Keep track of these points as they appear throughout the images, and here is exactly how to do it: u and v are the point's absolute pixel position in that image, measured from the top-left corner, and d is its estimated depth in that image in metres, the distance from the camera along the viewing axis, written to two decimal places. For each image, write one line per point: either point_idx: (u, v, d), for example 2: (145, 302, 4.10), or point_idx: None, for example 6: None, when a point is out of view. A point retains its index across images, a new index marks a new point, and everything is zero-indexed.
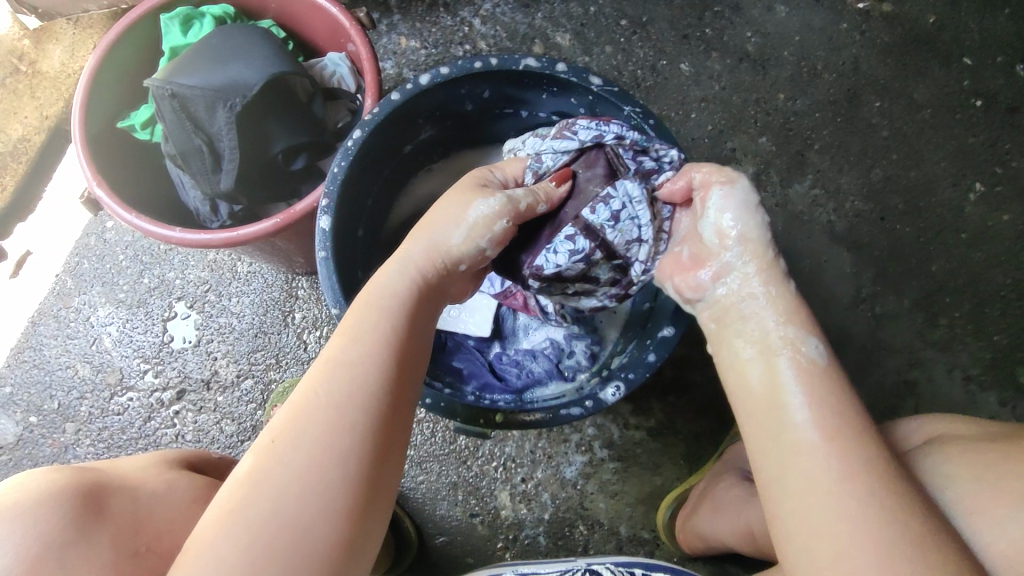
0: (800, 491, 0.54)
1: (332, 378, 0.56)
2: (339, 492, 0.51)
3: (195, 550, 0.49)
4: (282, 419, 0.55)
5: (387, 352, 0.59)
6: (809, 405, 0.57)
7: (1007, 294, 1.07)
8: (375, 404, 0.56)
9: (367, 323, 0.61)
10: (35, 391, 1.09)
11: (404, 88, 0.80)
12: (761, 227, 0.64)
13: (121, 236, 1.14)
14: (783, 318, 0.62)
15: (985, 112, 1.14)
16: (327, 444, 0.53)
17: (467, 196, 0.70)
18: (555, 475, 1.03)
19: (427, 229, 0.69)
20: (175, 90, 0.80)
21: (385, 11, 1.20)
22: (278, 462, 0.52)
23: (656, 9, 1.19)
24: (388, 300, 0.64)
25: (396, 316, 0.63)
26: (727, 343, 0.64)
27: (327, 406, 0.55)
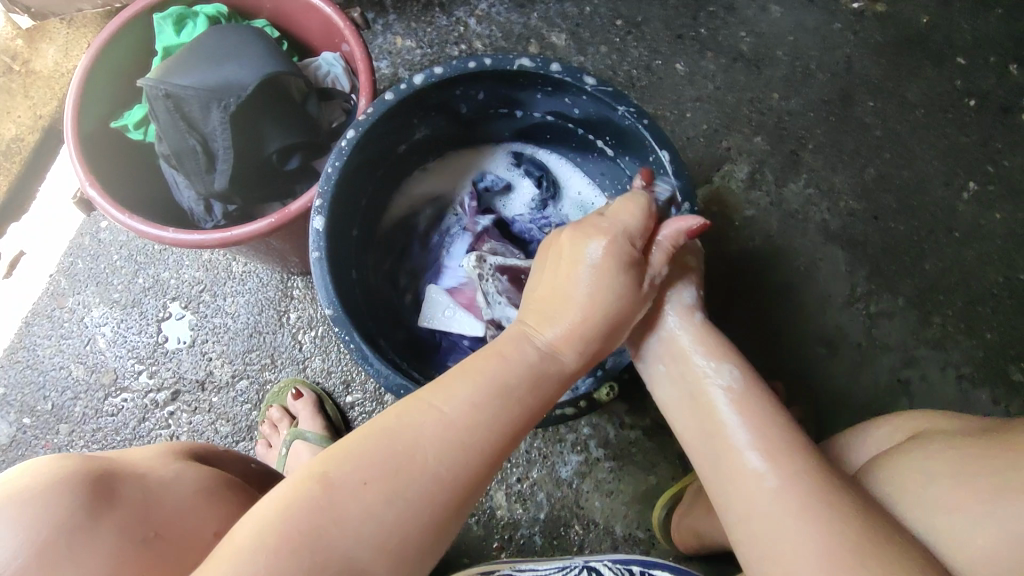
0: (747, 511, 0.57)
1: (439, 419, 0.54)
2: (415, 532, 0.51)
3: (248, 548, 0.48)
4: (389, 458, 0.52)
5: (502, 409, 0.57)
6: (747, 428, 0.60)
7: (999, 293, 1.07)
8: (474, 483, 0.54)
9: (499, 395, 0.57)
10: (29, 392, 1.09)
11: (398, 87, 0.79)
12: (662, 266, 0.69)
13: (115, 235, 1.14)
14: (699, 351, 0.66)
15: (979, 112, 1.14)
16: (420, 486, 0.52)
17: (611, 279, 0.63)
18: (550, 475, 1.03)
19: (579, 287, 0.63)
20: (169, 90, 0.80)
21: (380, 11, 1.19)
22: (365, 507, 0.50)
23: (651, 9, 1.19)
24: (526, 372, 0.59)
25: (533, 397, 0.59)
26: (659, 379, 0.68)
27: (434, 445, 0.53)
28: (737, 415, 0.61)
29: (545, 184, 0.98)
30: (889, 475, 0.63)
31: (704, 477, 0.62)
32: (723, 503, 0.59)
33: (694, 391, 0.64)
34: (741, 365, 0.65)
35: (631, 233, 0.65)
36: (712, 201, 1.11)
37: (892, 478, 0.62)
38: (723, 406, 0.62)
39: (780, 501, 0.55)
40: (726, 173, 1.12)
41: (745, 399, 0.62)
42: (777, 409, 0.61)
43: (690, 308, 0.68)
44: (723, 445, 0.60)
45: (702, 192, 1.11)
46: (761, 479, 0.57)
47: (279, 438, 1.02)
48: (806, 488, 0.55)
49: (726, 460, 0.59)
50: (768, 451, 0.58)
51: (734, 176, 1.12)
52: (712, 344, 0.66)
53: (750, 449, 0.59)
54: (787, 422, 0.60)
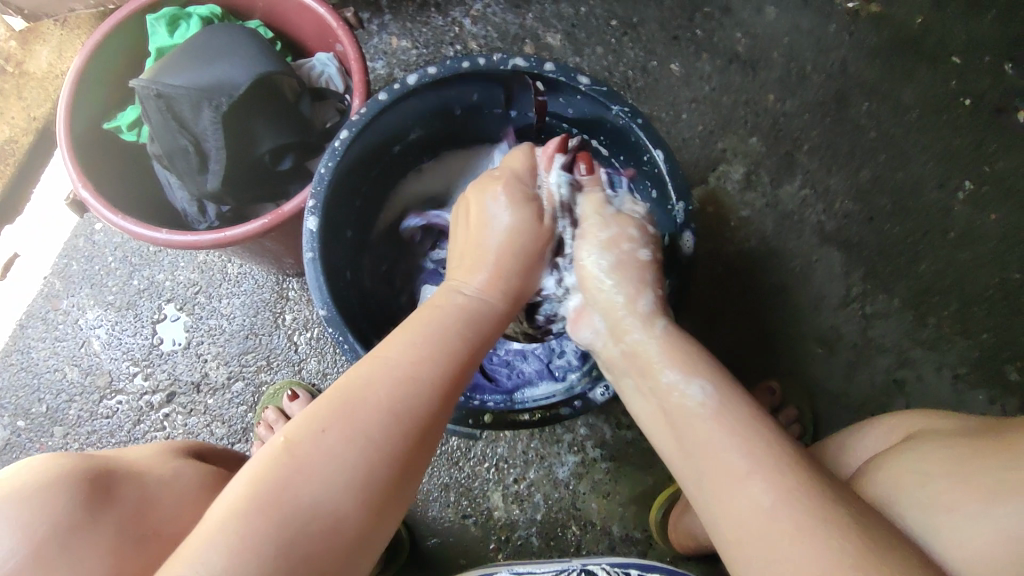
0: (737, 528, 0.54)
1: (376, 370, 0.57)
2: (364, 482, 0.51)
3: (219, 523, 0.48)
4: (337, 405, 0.54)
5: (435, 357, 0.60)
6: (732, 441, 0.58)
7: (995, 294, 1.07)
8: (429, 411, 0.57)
9: (440, 336, 0.62)
10: (23, 394, 1.08)
11: (391, 88, 0.79)
12: (609, 271, 0.73)
13: (109, 237, 1.13)
14: (668, 364, 0.65)
15: (974, 112, 1.14)
16: (361, 432, 0.53)
17: (514, 209, 0.73)
18: (547, 476, 1.02)
19: (491, 235, 0.72)
20: (160, 90, 0.79)
21: (375, 12, 1.19)
22: (326, 452, 0.51)
23: (647, 9, 1.19)
24: (460, 312, 0.65)
25: (473, 332, 0.65)
26: (631, 392, 0.69)
27: (372, 393, 0.55)
28: (718, 429, 0.59)
29: None
30: (887, 479, 0.62)
31: (691, 494, 0.60)
32: (713, 519, 0.57)
33: (670, 407, 0.63)
34: (716, 375, 0.64)
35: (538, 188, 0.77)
36: (708, 201, 1.11)
37: (887, 482, 0.62)
38: (705, 422, 0.60)
39: (776, 519, 0.52)
40: (722, 173, 1.12)
41: (722, 412, 0.60)
42: (760, 421, 0.60)
43: (650, 320, 0.69)
44: (708, 461, 0.58)
45: (698, 192, 1.11)
46: (755, 497, 0.54)
47: (275, 441, 1.01)
48: (802, 502, 0.52)
49: (714, 477, 0.57)
50: (759, 466, 0.55)
51: (730, 177, 1.12)
52: (678, 354, 0.66)
53: (738, 465, 0.56)
54: (776, 433, 0.59)
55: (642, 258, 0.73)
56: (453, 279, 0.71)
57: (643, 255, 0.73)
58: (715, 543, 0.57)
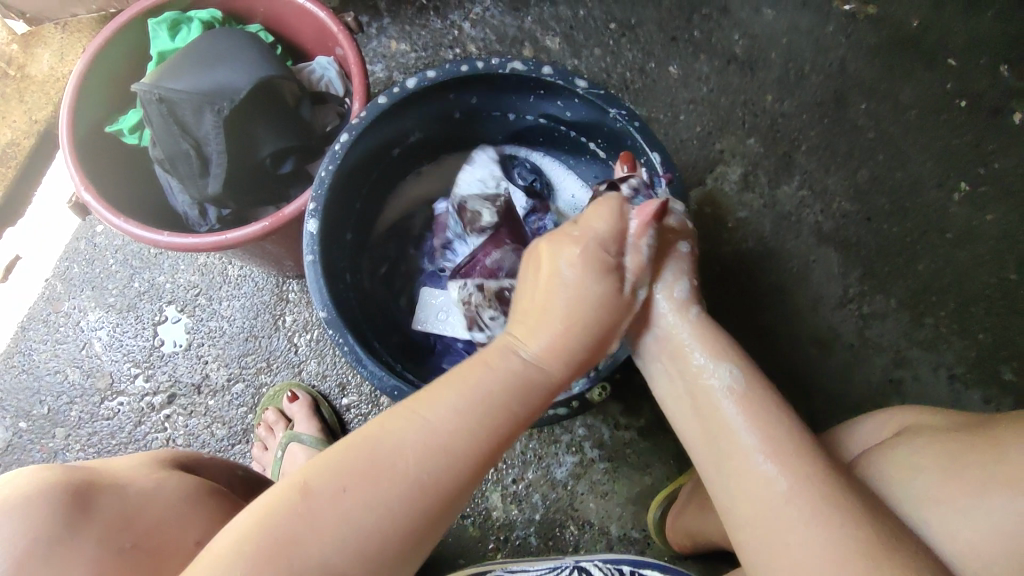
0: (749, 511, 0.57)
1: (414, 430, 0.53)
2: (378, 545, 0.50)
3: (230, 555, 0.49)
4: (360, 467, 0.52)
5: (478, 421, 0.55)
6: (751, 428, 0.59)
7: (991, 294, 1.08)
8: (456, 489, 0.53)
9: (492, 401, 0.57)
10: (24, 397, 1.09)
11: (391, 91, 0.80)
12: (654, 258, 0.67)
13: (110, 240, 1.14)
14: (698, 349, 0.65)
15: (970, 113, 1.15)
16: (383, 494, 0.51)
17: (588, 271, 0.62)
18: (545, 476, 1.03)
19: (561, 299, 0.62)
20: (162, 94, 0.80)
21: (375, 14, 1.20)
22: (340, 515, 0.50)
23: (645, 11, 1.20)
24: (514, 380, 0.58)
25: (526, 402, 0.58)
26: (658, 376, 0.68)
27: (403, 455, 0.52)
28: (741, 414, 0.60)
29: (540, 188, 0.97)
30: (880, 471, 0.63)
31: (706, 473, 0.62)
32: (725, 497, 0.60)
33: (693, 387, 0.64)
34: (744, 362, 0.64)
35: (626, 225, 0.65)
36: (705, 202, 1.11)
37: (879, 475, 0.63)
38: (729, 406, 0.61)
39: (787, 507, 0.55)
40: (719, 175, 1.13)
41: (746, 397, 0.61)
42: (782, 409, 0.61)
43: (685, 308, 0.67)
44: (727, 446, 0.60)
45: (696, 194, 1.11)
46: (769, 484, 0.56)
47: (274, 441, 1.02)
48: (813, 487, 0.55)
49: (731, 460, 0.59)
50: (776, 454, 0.57)
51: (728, 178, 1.12)
52: (709, 340, 0.66)
53: (757, 452, 0.58)
54: (792, 417, 0.60)
55: (681, 250, 0.69)
56: (513, 335, 0.62)
57: (683, 247, 0.69)
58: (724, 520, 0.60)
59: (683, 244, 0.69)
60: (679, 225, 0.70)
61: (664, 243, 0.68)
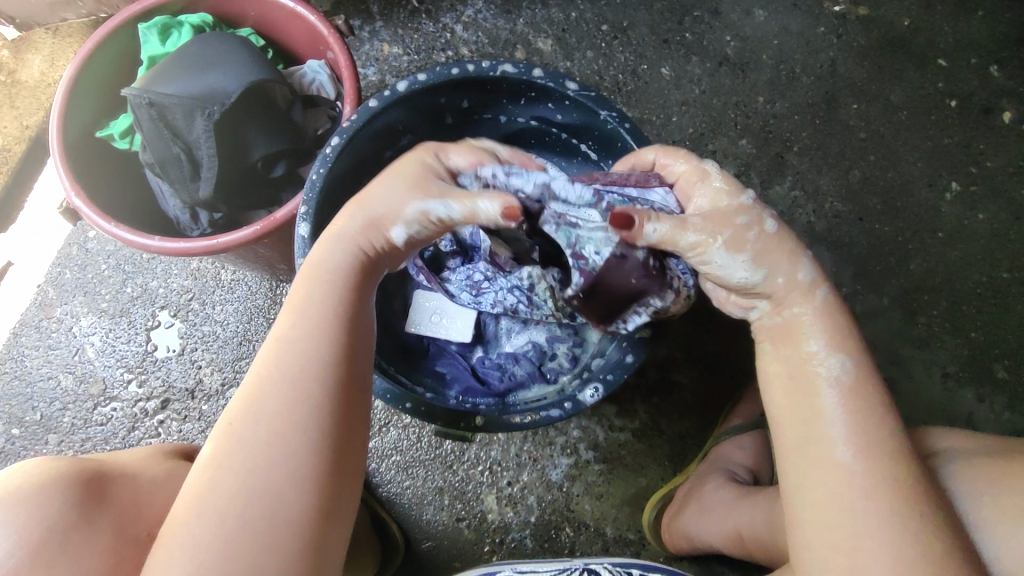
0: (819, 495, 0.58)
1: (285, 353, 0.57)
2: (305, 459, 0.53)
3: (177, 541, 0.50)
4: (238, 406, 0.55)
5: (334, 322, 0.60)
6: (846, 421, 0.59)
7: (983, 293, 1.08)
8: (336, 374, 0.58)
9: (318, 290, 0.62)
10: (16, 403, 1.09)
11: (382, 94, 0.79)
12: (754, 266, 0.63)
13: (103, 245, 1.14)
14: (814, 335, 0.62)
15: (961, 112, 1.15)
16: (284, 413, 0.54)
17: (406, 189, 0.68)
18: (541, 478, 1.03)
19: (373, 204, 0.68)
20: (153, 98, 0.80)
21: (367, 18, 1.20)
22: (238, 444, 0.53)
23: (636, 13, 1.20)
24: (334, 266, 0.64)
25: (351, 279, 0.64)
26: (760, 356, 0.66)
27: (282, 379, 0.56)
28: (842, 406, 0.59)
29: None
30: None
31: (782, 449, 0.62)
32: (797, 482, 0.59)
33: (795, 368, 0.62)
34: (857, 352, 0.62)
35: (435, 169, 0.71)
36: None
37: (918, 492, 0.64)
38: (834, 401, 0.60)
39: (866, 503, 0.56)
40: None
41: (854, 390, 0.60)
42: (890, 411, 0.60)
43: (810, 291, 0.64)
44: (815, 431, 0.59)
45: None
46: (850, 477, 0.57)
47: None
48: (895, 495, 0.55)
49: (814, 452, 0.59)
50: (866, 450, 0.57)
51: None
52: (830, 322, 0.63)
53: (846, 445, 0.58)
54: (891, 418, 0.60)
55: (766, 236, 0.63)
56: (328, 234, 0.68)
57: (769, 226, 0.64)
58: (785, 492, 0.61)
59: (769, 221, 0.64)
60: (744, 212, 0.64)
61: (747, 240, 0.63)
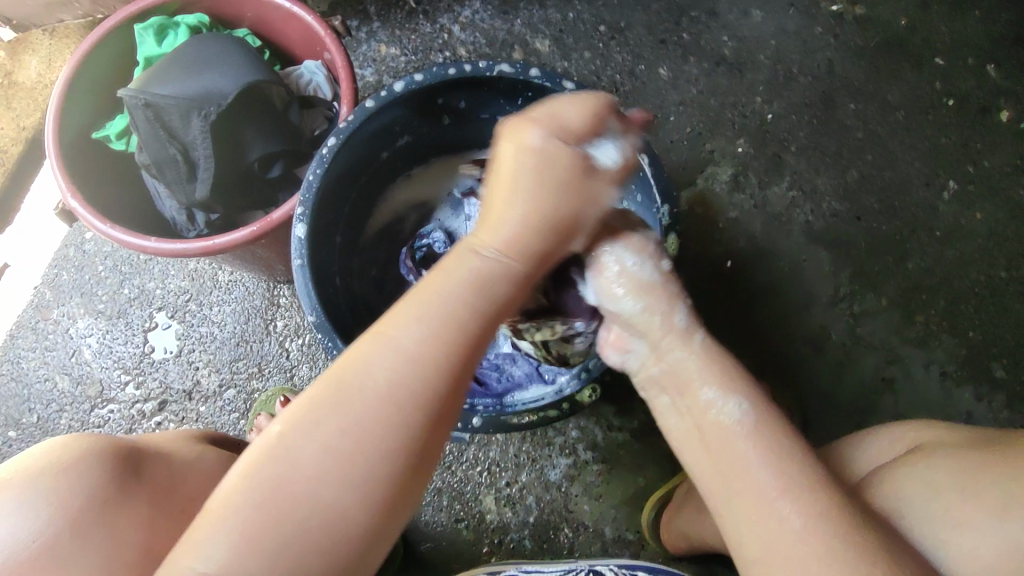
0: (764, 550, 0.56)
1: (387, 364, 0.53)
2: (373, 476, 0.51)
3: (222, 510, 0.51)
4: (326, 399, 0.53)
5: (453, 342, 0.55)
6: (763, 465, 0.58)
7: (981, 292, 1.08)
8: (433, 403, 0.54)
9: (454, 309, 0.56)
10: (13, 405, 1.08)
11: (378, 95, 0.79)
12: (638, 295, 0.67)
13: (99, 246, 1.13)
14: (707, 383, 0.63)
15: (958, 111, 1.15)
16: (368, 427, 0.52)
17: (548, 172, 0.59)
18: (539, 478, 1.03)
19: (517, 204, 0.58)
20: (148, 99, 0.80)
21: (364, 19, 1.20)
22: (317, 444, 0.51)
23: (633, 14, 1.20)
24: (475, 282, 0.57)
25: (495, 301, 0.58)
26: (662, 408, 0.67)
27: (379, 393, 0.52)
28: (756, 450, 0.59)
29: None
30: (898, 486, 0.63)
31: (715, 508, 0.61)
32: (740, 538, 0.58)
33: (699, 419, 0.63)
34: (752, 390, 0.63)
35: (564, 132, 0.61)
36: (696, 203, 1.12)
37: (900, 491, 0.63)
38: (739, 440, 0.60)
39: (810, 549, 0.54)
40: (710, 175, 1.13)
41: (757, 429, 0.60)
42: (792, 438, 0.60)
43: (688, 333, 0.66)
44: (741, 481, 0.58)
45: (686, 195, 1.12)
46: (785, 522, 0.55)
47: None
48: (832, 532, 0.54)
49: (746, 505, 0.57)
50: (792, 491, 0.56)
51: (719, 178, 1.13)
52: (714, 364, 0.65)
53: (770, 488, 0.57)
54: (803, 449, 0.59)
55: (658, 270, 0.68)
56: (474, 234, 0.60)
57: (664, 268, 0.68)
58: (733, 551, 0.59)
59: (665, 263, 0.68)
60: (649, 244, 0.68)
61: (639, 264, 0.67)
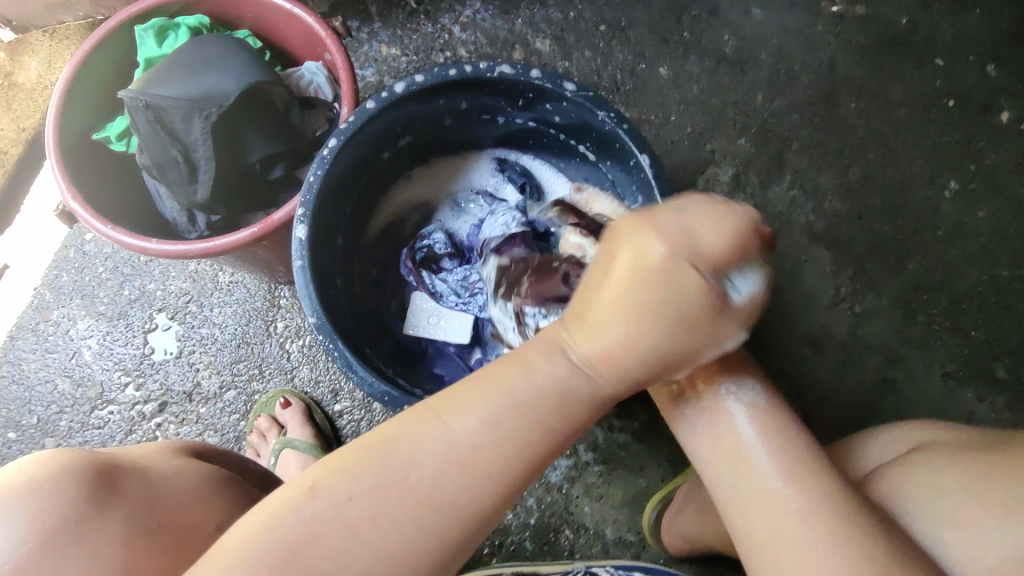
0: (765, 532, 0.56)
1: (442, 466, 0.49)
2: (400, 570, 0.48)
3: (229, 558, 0.48)
4: (370, 475, 0.49)
5: (518, 462, 0.49)
6: (766, 449, 0.58)
7: (983, 292, 1.08)
8: (484, 513, 0.50)
9: (523, 418, 0.49)
10: (13, 407, 1.08)
11: (379, 96, 0.79)
12: None
13: (100, 247, 1.13)
14: (726, 376, 0.60)
15: (959, 110, 1.15)
16: (406, 527, 0.48)
17: (662, 285, 0.47)
18: (541, 479, 1.03)
19: (616, 322, 0.48)
20: (149, 100, 0.79)
21: (366, 19, 1.20)
22: (343, 524, 0.48)
23: (635, 13, 1.20)
24: (552, 394, 0.50)
25: (567, 421, 0.51)
26: (678, 409, 0.63)
27: (423, 491, 0.48)
28: (761, 433, 0.59)
29: (530, 192, 0.97)
30: (899, 485, 0.63)
31: (716, 492, 0.60)
32: (741, 522, 0.58)
33: (708, 410, 0.60)
34: (768, 389, 0.61)
35: (692, 231, 0.48)
36: None
37: (900, 489, 0.62)
38: (745, 426, 0.59)
39: (811, 529, 0.54)
40: (711, 176, 1.13)
41: (764, 416, 0.59)
42: (794, 423, 0.60)
43: None
44: (745, 465, 0.58)
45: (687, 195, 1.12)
46: (786, 503, 0.55)
47: (267, 448, 1.02)
48: (831, 512, 0.54)
49: (749, 488, 0.58)
50: (794, 473, 0.56)
51: (720, 179, 1.13)
52: (739, 367, 0.61)
53: (772, 470, 0.57)
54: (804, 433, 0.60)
55: None
56: (565, 326, 0.52)
57: None
58: (740, 547, 0.59)
59: None
60: None
61: None
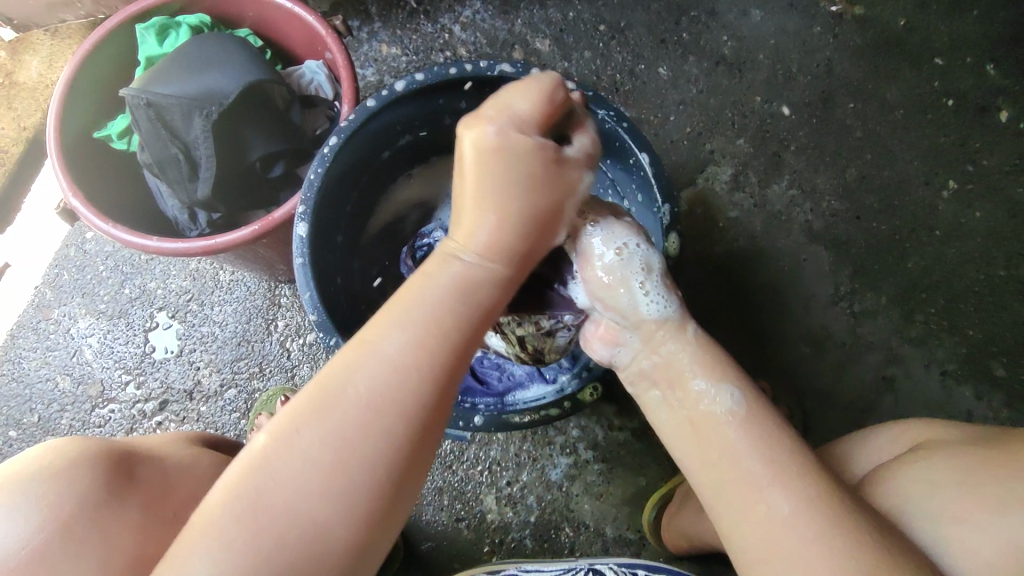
0: (752, 536, 0.57)
1: (366, 370, 0.53)
2: (360, 487, 0.50)
3: (205, 525, 0.50)
4: (310, 407, 0.51)
5: (437, 350, 0.54)
6: (753, 454, 0.59)
7: (981, 291, 1.08)
8: (420, 411, 0.53)
9: (437, 316, 0.55)
10: (14, 404, 1.08)
11: (380, 94, 0.79)
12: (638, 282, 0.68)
13: (100, 246, 1.13)
14: (698, 372, 0.65)
15: (957, 111, 1.16)
16: (353, 441, 0.51)
17: (511, 160, 0.57)
18: (540, 478, 1.03)
19: (489, 204, 0.57)
20: (150, 99, 0.80)
21: (365, 19, 1.20)
22: (299, 458, 0.50)
23: (634, 14, 1.20)
24: (457, 286, 0.57)
25: (478, 305, 0.57)
26: (655, 403, 0.68)
27: (361, 400, 0.52)
28: (746, 439, 0.60)
29: None
30: (897, 484, 0.63)
31: (706, 497, 0.61)
32: (732, 526, 0.58)
33: (691, 413, 0.64)
34: (745, 383, 0.63)
35: (527, 123, 0.59)
36: (697, 204, 1.12)
37: (899, 489, 0.63)
38: (731, 432, 0.61)
39: (796, 533, 0.54)
40: (710, 176, 1.13)
41: (748, 421, 0.61)
42: (783, 431, 0.61)
43: (682, 326, 0.68)
44: (733, 471, 0.59)
45: (687, 195, 1.12)
46: (773, 508, 0.56)
47: None
48: (818, 515, 0.54)
49: (738, 493, 0.58)
50: (780, 478, 0.57)
51: (719, 179, 1.13)
52: (709, 358, 0.66)
53: (759, 476, 0.58)
54: (792, 438, 0.61)
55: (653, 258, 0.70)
56: (452, 237, 0.59)
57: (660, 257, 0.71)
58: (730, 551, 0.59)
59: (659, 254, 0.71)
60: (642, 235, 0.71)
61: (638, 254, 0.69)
